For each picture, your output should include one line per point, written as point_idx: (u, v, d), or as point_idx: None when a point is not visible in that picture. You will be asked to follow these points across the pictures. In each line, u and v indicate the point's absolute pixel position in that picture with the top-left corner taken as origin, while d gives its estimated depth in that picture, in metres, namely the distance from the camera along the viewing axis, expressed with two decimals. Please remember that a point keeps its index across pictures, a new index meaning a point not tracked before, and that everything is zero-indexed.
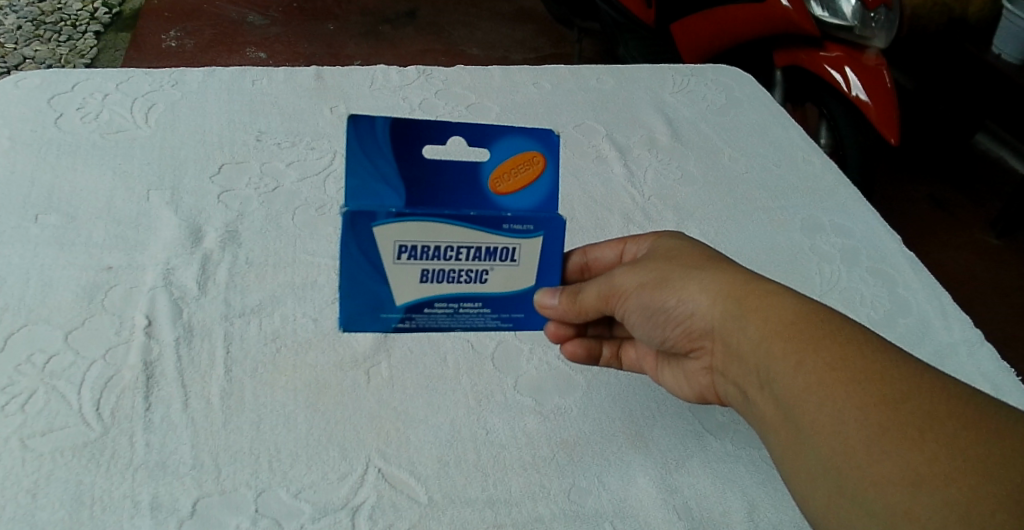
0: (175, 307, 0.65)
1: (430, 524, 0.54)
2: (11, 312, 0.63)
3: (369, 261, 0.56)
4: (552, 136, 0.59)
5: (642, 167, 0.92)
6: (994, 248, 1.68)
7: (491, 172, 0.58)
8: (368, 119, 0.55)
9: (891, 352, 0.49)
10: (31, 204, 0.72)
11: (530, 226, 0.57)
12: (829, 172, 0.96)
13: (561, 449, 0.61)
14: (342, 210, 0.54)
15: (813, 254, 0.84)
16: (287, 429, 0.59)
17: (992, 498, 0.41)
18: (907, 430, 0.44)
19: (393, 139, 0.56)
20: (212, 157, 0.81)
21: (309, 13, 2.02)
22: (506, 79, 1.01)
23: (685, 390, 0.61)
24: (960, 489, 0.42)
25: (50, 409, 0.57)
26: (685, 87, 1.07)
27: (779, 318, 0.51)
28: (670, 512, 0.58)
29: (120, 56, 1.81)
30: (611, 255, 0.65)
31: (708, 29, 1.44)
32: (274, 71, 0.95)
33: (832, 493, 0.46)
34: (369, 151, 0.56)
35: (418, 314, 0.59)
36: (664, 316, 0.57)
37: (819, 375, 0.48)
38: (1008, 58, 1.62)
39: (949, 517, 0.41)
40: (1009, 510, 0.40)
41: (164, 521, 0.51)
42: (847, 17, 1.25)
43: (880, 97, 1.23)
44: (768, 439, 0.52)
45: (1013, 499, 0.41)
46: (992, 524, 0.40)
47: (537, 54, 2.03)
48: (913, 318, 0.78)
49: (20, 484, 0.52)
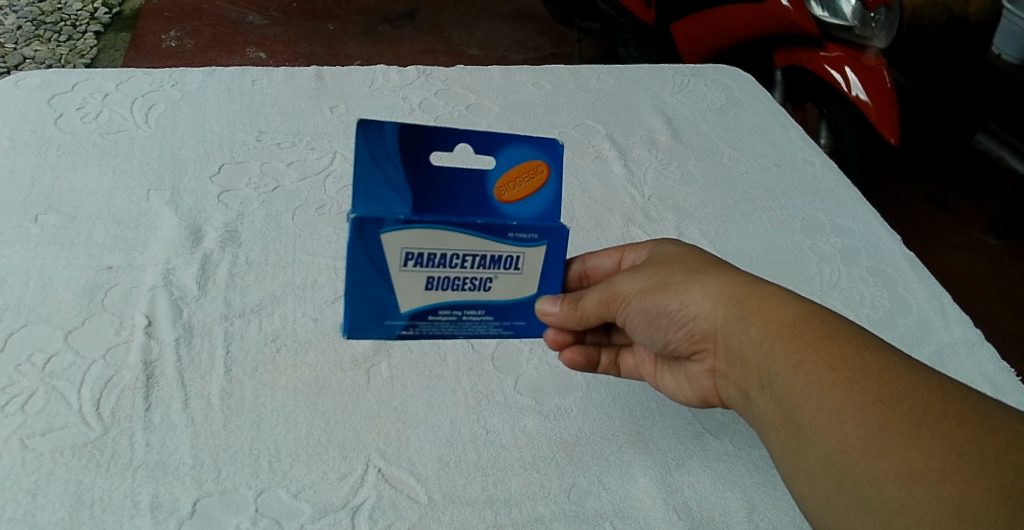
0: (175, 307, 0.66)
1: (430, 524, 0.54)
2: (11, 312, 0.63)
3: (375, 267, 0.55)
4: (556, 145, 0.59)
5: (642, 167, 0.92)
6: (994, 248, 1.68)
7: (496, 181, 0.58)
8: (377, 124, 0.55)
9: (889, 352, 0.49)
10: (31, 203, 0.72)
11: (534, 235, 0.57)
12: (828, 172, 0.96)
13: (561, 449, 0.61)
14: (349, 216, 0.54)
15: (813, 254, 0.84)
16: (288, 428, 0.59)
17: (988, 491, 0.41)
18: (904, 427, 0.44)
19: (401, 145, 0.56)
20: (213, 157, 0.81)
21: (309, 13, 2.02)
22: (506, 79, 1.01)
23: (686, 393, 0.61)
24: (955, 484, 0.42)
25: (51, 409, 0.57)
26: (685, 87, 1.07)
27: (779, 320, 0.51)
28: (670, 513, 0.58)
29: (121, 56, 1.81)
30: (609, 263, 0.65)
31: (707, 30, 1.44)
32: (274, 72, 0.95)
33: (830, 490, 0.46)
34: (376, 154, 0.55)
35: (421, 321, 0.58)
36: (666, 320, 0.57)
37: (819, 376, 0.48)
38: (1008, 58, 1.62)
39: (944, 512, 0.41)
40: (1003, 503, 0.41)
41: (164, 521, 0.51)
42: (847, 17, 1.25)
43: (880, 97, 1.23)
44: (768, 440, 0.52)
45: (1007, 492, 0.41)
46: (986, 517, 0.40)
47: (537, 54, 2.03)
48: (913, 318, 0.78)
49: (20, 484, 0.52)
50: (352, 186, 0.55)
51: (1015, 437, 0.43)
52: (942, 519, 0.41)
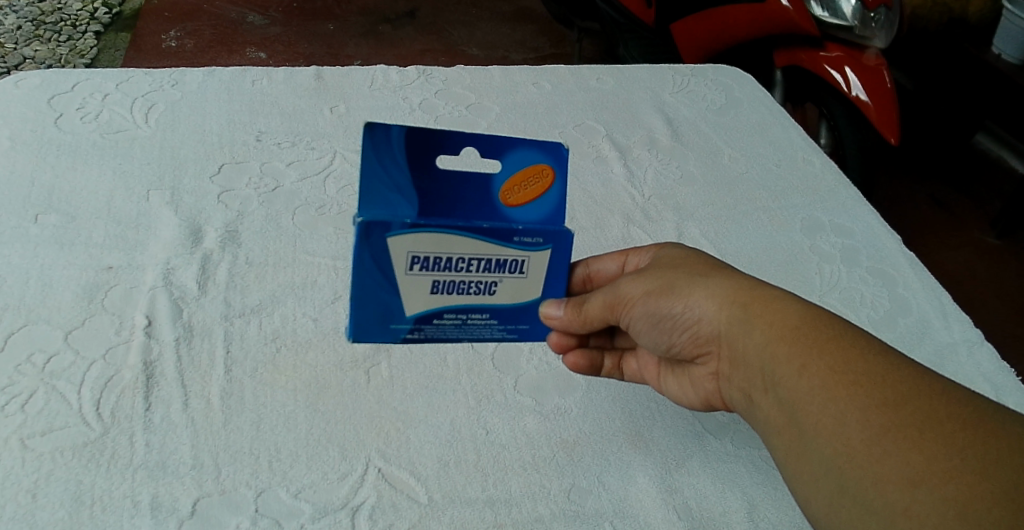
0: (175, 307, 0.66)
1: (430, 524, 0.54)
2: (11, 312, 0.63)
3: (381, 270, 0.55)
4: (562, 149, 0.59)
5: (642, 167, 0.92)
6: (994, 248, 1.68)
7: (502, 184, 0.58)
8: (384, 127, 0.54)
9: (892, 355, 0.49)
10: (31, 203, 0.72)
11: (539, 238, 0.57)
12: (828, 172, 0.96)
13: (561, 449, 0.61)
14: (356, 219, 0.54)
15: (813, 254, 0.84)
16: (288, 428, 0.59)
17: (991, 494, 0.41)
18: (907, 430, 0.44)
19: (408, 148, 0.55)
20: (212, 158, 0.81)
21: (309, 13, 2.02)
22: (505, 79, 1.01)
23: (690, 397, 0.61)
24: (959, 486, 0.42)
25: (50, 409, 0.57)
26: (685, 87, 1.07)
27: (783, 323, 0.51)
28: (670, 513, 0.58)
29: (120, 56, 1.81)
30: (613, 267, 0.65)
31: (708, 29, 1.44)
32: (274, 72, 0.95)
33: (834, 493, 0.46)
34: (384, 158, 0.55)
35: (427, 325, 0.58)
36: (671, 323, 0.57)
37: (823, 379, 0.48)
38: (1008, 58, 1.62)
39: (949, 515, 0.41)
40: (1006, 506, 0.41)
41: (164, 521, 0.51)
42: (847, 17, 1.25)
43: (880, 97, 1.23)
44: (771, 443, 0.52)
45: (1010, 495, 0.41)
46: (989, 520, 0.40)
47: (537, 54, 2.03)
48: (913, 318, 0.78)
49: (19, 484, 0.52)
50: (358, 189, 0.55)
51: (1018, 439, 0.43)
52: (945, 521, 0.41)
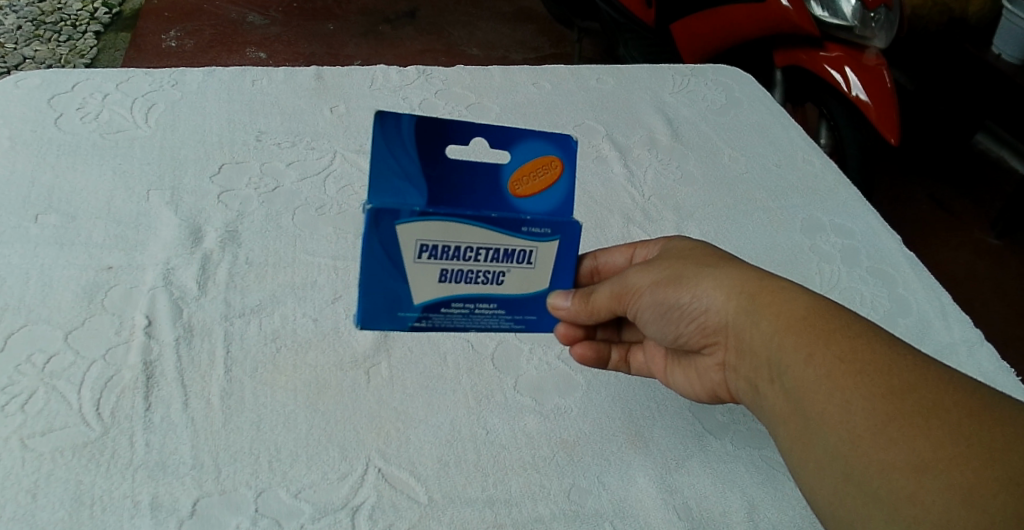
0: (175, 307, 0.66)
1: (430, 524, 0.54)
2: (11, 312, 0.63)
3: (390, 258, 0.55)
4: (570, 140, 0.59)
5: (642, 167, 0.92)
6: (993, 248, 1.68)
7: (511, 174, 0.58)
8: (394, 115, 0.54)
9: (898, 346, 0.49)
10: (30, 204, 0.72)
11: (547, 229, 0.57)
12: (829, 172, 0.96)
13: (561, 449, 0.61)
14: (366, 207, 0.54)
15: (813, 254, 0.84)
16: (288, 428, 0.59)
17: (995, 480, 0.41)
18: (913, 418, 0.44)
19: (418, 137, 0.55)
20: (213, 157, 0.81)
21: (309, 13, 2.02)
22: (505, 79, 1.01)
23: (696, 389, 0.61)
24: (962, 472, 0.42)
25: (50, 409, 0.57)
26: (685, 87, 1.07)
27: (790, 313, 0.51)
28: (670, 512, 0.58)
29: (121, 56, 1.81)
30: (621, 259, 0.65)
31: (708, 29, 1.44)
32: (274, 71, 0.95)
33: (839, 481, 0.46)
34: (393, 146, 0.55)
35: (434, 313, 0.58)
36: (679, 312, 0.57)
37: (830, 368, 0.48)
38: (1008, 58, 1.62)
39: (952, 500, 0.41)
40: (1011, 491, 0.41)
41: (164, 521, 0.51)
42: (847, 17, 1.25)
43: (881, 97, 1.23)
44: (776, 432, 0.52)
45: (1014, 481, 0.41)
46: (993, 505, 0.40)
47: (537, 54, 2.03)
48: (913, 318, 0.78)
49: (19, 484, 0.52)
50: (368, 177, 0.55)
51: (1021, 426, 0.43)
52: (949, 507, 0.41)
